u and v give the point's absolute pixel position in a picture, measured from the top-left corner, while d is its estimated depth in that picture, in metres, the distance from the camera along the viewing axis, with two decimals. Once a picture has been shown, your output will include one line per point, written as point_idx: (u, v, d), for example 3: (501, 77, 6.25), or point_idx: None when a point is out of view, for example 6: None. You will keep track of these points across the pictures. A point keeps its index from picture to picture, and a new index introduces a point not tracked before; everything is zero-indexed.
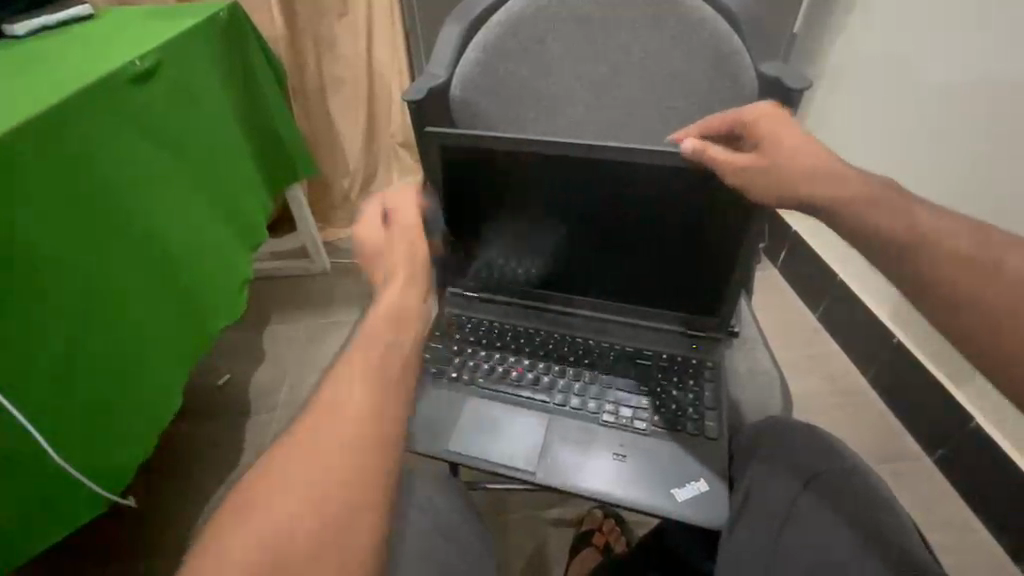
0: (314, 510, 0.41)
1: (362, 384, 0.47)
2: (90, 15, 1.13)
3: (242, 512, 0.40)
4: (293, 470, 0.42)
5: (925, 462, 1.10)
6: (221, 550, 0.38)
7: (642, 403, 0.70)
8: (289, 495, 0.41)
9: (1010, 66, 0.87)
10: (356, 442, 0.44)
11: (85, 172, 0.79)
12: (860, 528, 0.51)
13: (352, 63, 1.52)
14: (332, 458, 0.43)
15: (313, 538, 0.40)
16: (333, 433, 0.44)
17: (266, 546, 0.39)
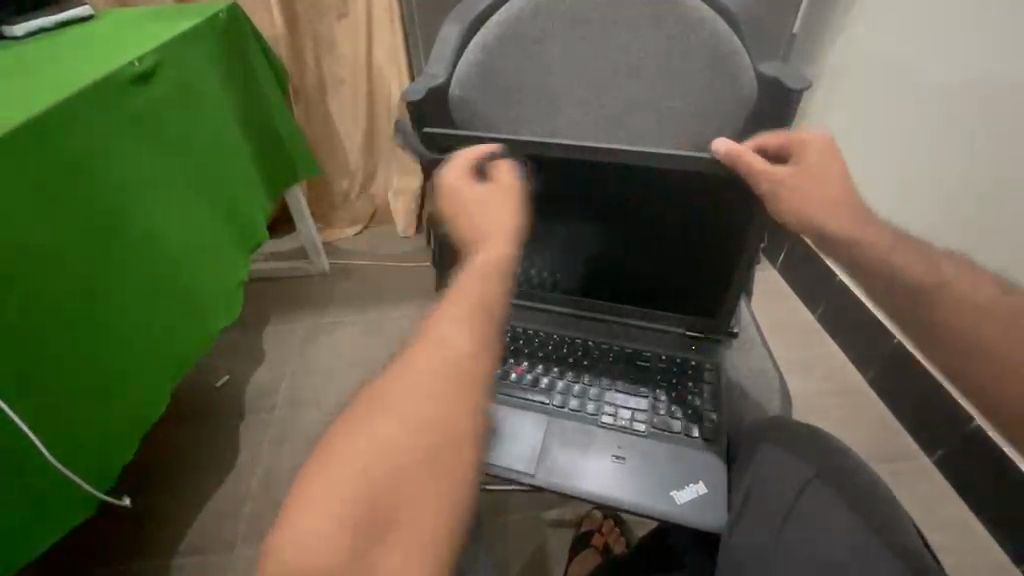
0: (417, 454, 0.38)
1: (460, 332, 0.45)
2: (90, 16, 1.14)
3: (340, 448, 0.37)
4: (390, 411, 0.40)
5: (924, 463, 1.10)
6: (322, 484, 0.35)
7: (639, 405, 0.70)
8: (389, 435, 0.38)
9: (1010, 66, 0.86)
10: (454, 388, 0.42)
11: (84, 172, 0.79)
12: (858, 530, 0.50)
13: (351, 63, 1.52)
14: (434, 403, 0.41)
15: (415, 482, 0.37)
16: (433, 379, 0.42)
17: (370, 485, 0.36)
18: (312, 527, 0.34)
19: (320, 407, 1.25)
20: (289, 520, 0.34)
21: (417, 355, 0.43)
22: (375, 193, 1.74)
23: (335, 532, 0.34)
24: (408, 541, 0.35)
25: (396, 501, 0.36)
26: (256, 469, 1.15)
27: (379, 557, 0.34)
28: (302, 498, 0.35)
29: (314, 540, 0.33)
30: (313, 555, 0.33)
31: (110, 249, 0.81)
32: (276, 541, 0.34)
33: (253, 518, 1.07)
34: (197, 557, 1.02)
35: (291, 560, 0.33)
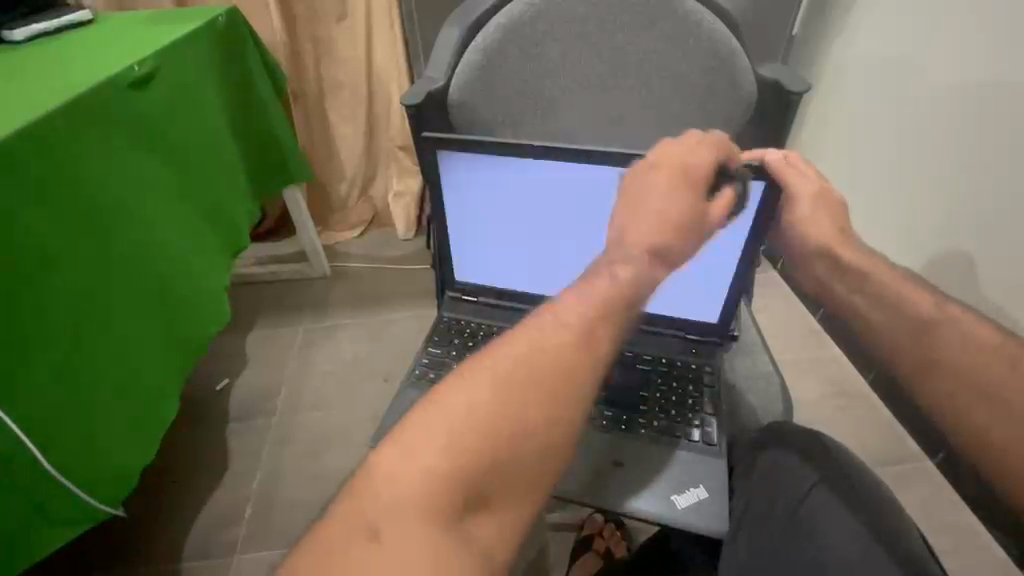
0: (540, 424, 0.32)
1: (614, 295, 0.36)
2: (90, 20, 1.14)
3: (457, 396, 0.32)
4: (520, 366, 0.33)
5: (927, 466, 1.10)
6: (433, 428, 0.31)
7: (640, 408, 0.70)
8: (513, 395, 0.32)
9: (1008, 68, 0.86)
10: (593, 356, 0.34)
11: (82, 176, 0.79)
12: (854, 528, 0.47)
13: (351, 66, 1.53)
14: (568, 370, 0.34)
15: (530, 452, 0.32)
16: (571, 340, 0.34)
17: (484, 442, 0.31)
18: (418, 472, 0.30)
19: (320, 410, 1.25)
20: (392, 458, 0.30)
21: (558, 309, 0.36)
22: (374, 196, 1.74)
23: (439, 483, 0.30)
24: (505, 511, 0.32)
25: (505, 468, 0.32)
26: (257, 472, 1.15)
27: (476, 522, 0.31)
28: (410, 437, 0.31)
29: (417, 486, 0.30)
30: (411, 499, 0.29)
31: (109, 252, 0.82)
32: (374, 474, 0.30)
33: (254, 523, 1.07)
34: (198, 561, 1.02)
35: (386, 501, 0.29)
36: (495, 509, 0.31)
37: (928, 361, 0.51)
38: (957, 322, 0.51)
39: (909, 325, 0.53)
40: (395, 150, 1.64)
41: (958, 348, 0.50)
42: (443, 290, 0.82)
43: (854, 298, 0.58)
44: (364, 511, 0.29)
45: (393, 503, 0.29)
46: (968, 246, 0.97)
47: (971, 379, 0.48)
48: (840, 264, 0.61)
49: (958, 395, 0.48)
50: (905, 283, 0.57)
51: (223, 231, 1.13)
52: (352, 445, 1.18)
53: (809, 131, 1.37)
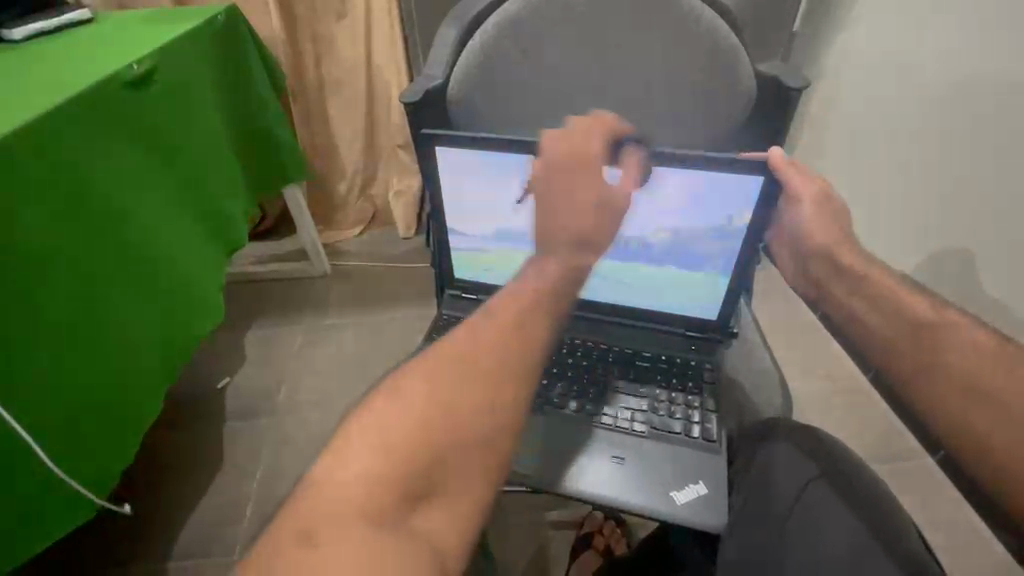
0: (474, 420, 0.33)
1: (532, 300, 0.39)
2: (90, 19, 1.14)
3: (391, 402, 0.33)
4: (448, 372, 0.35)
5: (927, 463, 1.09)
6: (368, 434, 0.32)
7: (640, 406, 0.70)
8: (444, 396, 0.34)
9: (1006, 65, 0.86)
10: (517, 356, 0.36)
11: (80, 174, 0.79)
12: (854, 531, 0.47)
13: (350, 65, 1.53)
14: (495, 369, 0.35)
15: (467, 447, 0.33)
16: (494, 343, 0.36)
17: (418, 439, 0.32)
18: (354, 476, 0.30)
19: (320, 409, 1.25)
20: (328, 466, 0.31)
21: (479, 316, 0.38)
22: (374, 195, 1.74)
23: (377, 485, 0.30)
24: (453, 506, 0.32)
25: (444, 465, 0.32)
26: (256, 471, 1.15)
27: (420, 519, 0.30)
28: (345, 445, 0.31)
29: (356, 490, 0.30)
30: (351, 502, 0.29)
31: (109, 252, 0.82)
32: (312, 484, 0.30)
33: (253, 522, 1.07)
34: (197, 560, 1.02)
35: (325, 507, 0.29)
36: (441, 505, 0.31)
37: (928, 364, 0.51)
38: (960, 326, 0.52)
39: (906, 326, 0.54)
40: (395, 149, 1.64)
41: (959, 353, 0.50)
42: (442, 288, 0.82)
43: (852, 300, 0.59)
44: (303, 518, 0.29)
45: (332, 507, 0.29)
46: (968, 242, 0.97)
47: (967, 380, 0.48)
48: (842, 268, 0.62)
49: (957, 397, 0.48)
50: (904, 288, 0.57)
51: (219, 230, 1.13)
52: None
53: (809, 129, 1.36)
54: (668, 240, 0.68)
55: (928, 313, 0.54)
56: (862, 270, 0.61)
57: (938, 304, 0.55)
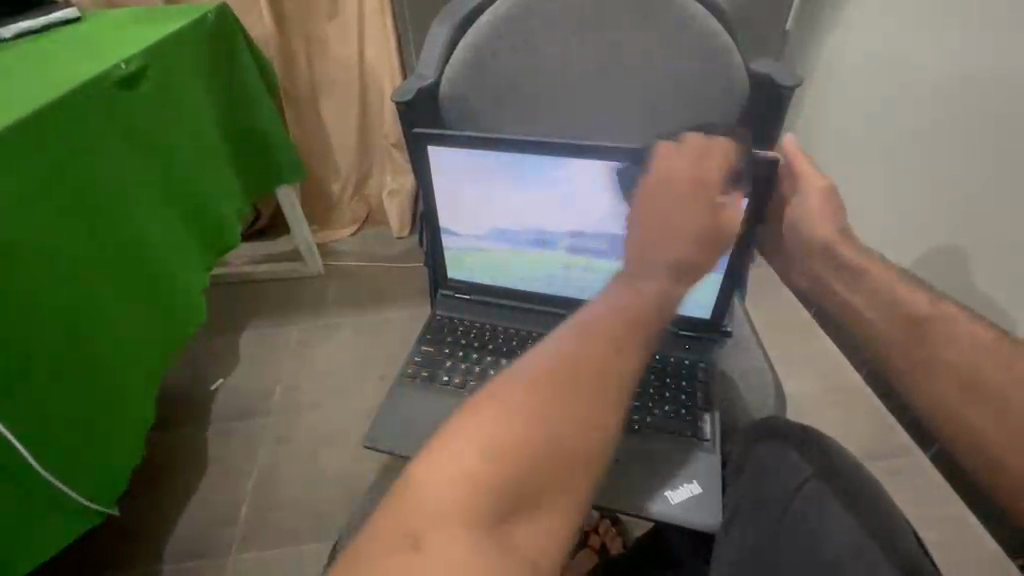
0: (576, 432, 0.31)
1: (634, 311, 0.36)
2: (78, 18, 1.13)
3: (493, 405, 0.31)
4: (552, 378, 0.32)
5: (921, 458, 1.10)
6: (473, 437, 0.29)
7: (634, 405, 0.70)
8: (547, 404, 0.31)
9: (998, 64, 0.87)
10: (622, 370, 0.33)
11: (69, 176, 0.79)
12: (843, 530, 0.46)
13: (343, 65, 1.52)
14: (600, 381, 0.33)
15: (568, 458, 0.31)
16: (602, 356, 0.34)
17: (521, 449, 0.30)
18: (456, 479, 0.28)
19: (314, 410, 1.25)
20: (428, 467, 0.29)
21: (582, 323, 0.36)
22: (368, 194, 1.73)
23: (480, 490, 0.28)
24: (550, 519, 0.29)
25: (545, 476, 0.30)
26: (250, 474, 1.14)
27: (518, 531, 0.28)
28: (448, 446, 0.29)
29: (459, 493, 0.28)
30: (454, 506, 0.28)
31: (101, 255, 0.82)
32: (411, 485, 0.29)
33: (247, 525, 1.06)
34: (192, 564, 1.02)
35: (425, 509, 0.28)
36: (540, 519, 0.29)
37: (926, 358, 0.51)
38: (954, 319, 0.52)
39: (901, 321, 0.54)
40: (388, 148, 1.63)
41: (955, 349, 0.50)
42: (437, 288, 0.82)
43: (856, 298, 0.58)
44: (403, 525, 0.27)
45: (433, 510, 0.28)
46: (959, 243, 0.98)
47: (970, 373, 0.48)
48: (843, 264, 0.61)
49: (956, 397, 0.47)
50: (904, 284, 0.57)
51: (213, 231, 1.13)
52: (346, 445, 1.17)
53: (802, 125, 1.37)
54: None
55: (925, 309, 0.54)
56: (861, 264, 0.60)
57: (936, 297, 0.55)
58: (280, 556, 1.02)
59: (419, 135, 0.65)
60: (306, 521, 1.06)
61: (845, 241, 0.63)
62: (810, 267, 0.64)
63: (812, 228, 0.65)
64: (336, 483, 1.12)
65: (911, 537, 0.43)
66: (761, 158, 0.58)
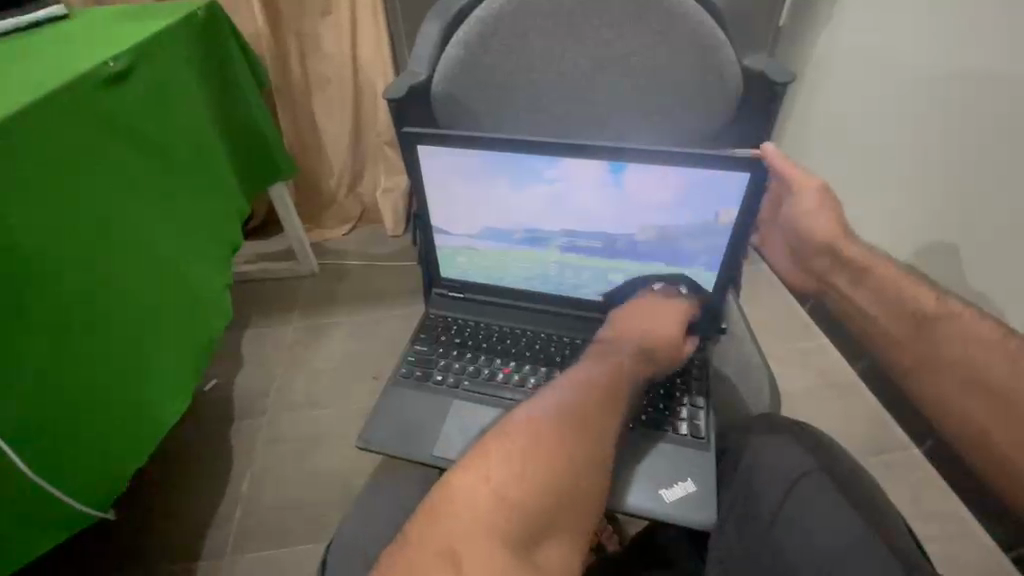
0: (576, 472, 0.39)
1: (605, 381, 0.47)
2: (64, 15, 1.11)
3: (508, 443, 0.39)
4: (555, 424, 0.41)
5: (916, 453, 1.10)
6: (497, 467, 0.38)
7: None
8: (555, 447, 0.40)
9: (993, 58, 0.86)
10: (602, 426, 0.43)
11: (58, 175, 0.78)
12: (844, 534, 0.47)
13: (336, 62, 1.51)
14: (590, 432, 0.42)
15: (577, 488, 0.39)
16: (588, 411, 0.44)
17: (536, 482, 0.37)
18: (492, 498, 0.36)
19: (310, 410, 1.24)
20: (460, 492, 0.37)
21: (567, 385, 0.46)
22: (362, 192, 1.73)
23: (506, 511, 0.36)
24: (562, 543, 0.37)
25: (555, 505, 0.38)
26: (246, 474, 1.14)
27: (538, 552, 0.35)
28: (484, 471, 0.37)
29: (488, 513, 0.36)
30: (486, 523, 0.35)
31: (94, 253, 0.81)
32: (445, 507, 0.36)
33: (243, 526, 1.06)
34: (188, 565, 1.01)
35: (461, 527, 0.35)
36: (556, 544, 0.37)
37: (931, 355, 0.53)
38: (957, 317, 0.53)
39: (910, 319, 0.55)
40: (382, 146, 1.62)
41: (960, 343, 0.51)
42: (430, 287, 0.81)
43: (857, 293, 0.60)
44: (447, 537, 0.35)
45: (473, 525, 0.35)
46: (952, 238, 0.98)
47: (975, 373, 0.50)
48: (840, 257, 0.62)
49: (957, 391, 0.50)
50: (908, 278, 0.58)
51: (222, 233, 1.14)
52: (343, 444, 1.17)
53: (796, 119, 1.37)
54: (657, 238, 0.67)
55: (925, 308, 0.55)
56: (860, 261, 0.61)
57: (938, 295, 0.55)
58: (278, 556, 1.01)
59: (410, 133, 0.64)
60: (303, 521, 1.06)
61: (847, 231, 0.63)
62: (812, 260, 0.66)
63: (808, 221, 0.65)
64: (333, 482, 1.11)
65: (915, 555, 0.43)
66: (752, 156, 0.58)
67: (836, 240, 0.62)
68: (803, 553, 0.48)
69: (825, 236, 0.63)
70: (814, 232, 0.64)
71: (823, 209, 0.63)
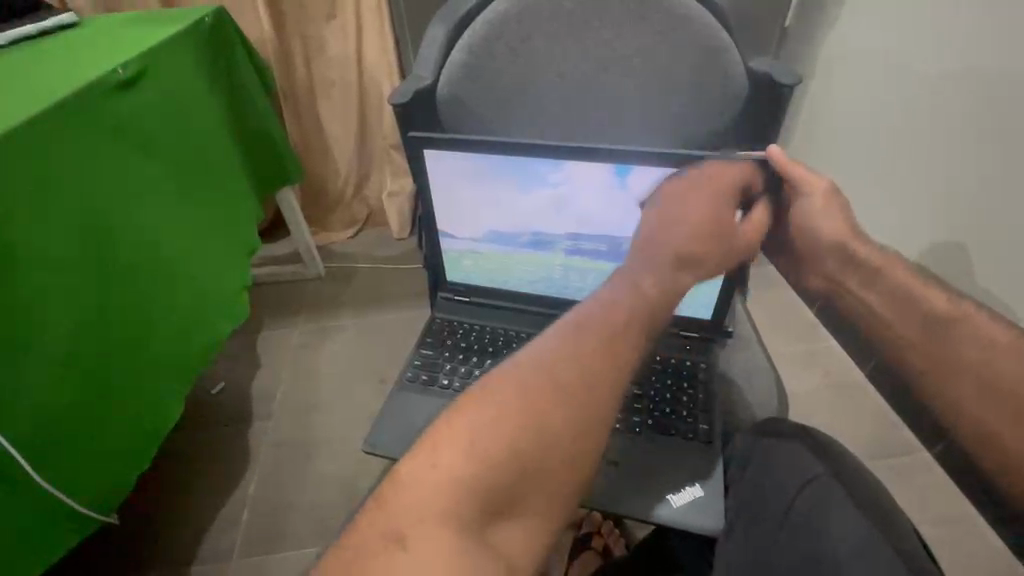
0: (553, 442, 0.34)
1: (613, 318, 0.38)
2: (77, 23, 1.13)
3: (473, 419, 0.34)
4: (532, 387, 0.35)
5: (925, 456, 1.09)
6: (452, 446, 0.33)
7: (636, 411, 0.69)
8: (527, 416, 0.34)
9: (998, 61, 0.86)
10: (596, 381, 0.36)
11: (69, 181, 0.79)
12: (845, 525, 0.47)
13: (342, 66, 1.52)
14: (578, 395, 0.35)
15: (549, 464, 0.33)
16: (581, 363, 0.36)
17: (496, 459, 0.33)
18: (442, 479, 0.32)
19: (315, 413, 1.24)
20: (412, 475, 0.32)
21: (562, 332, 0.38)
22: (368, 196, 1.73)
23: (459, 494, 0.32)
24: (527, 520, 0.33)
25: (518, 482, 0.33)
26: (252, 477, 1.14)
27: (494, 533, 0.32)
28: (437, 449, 0.33)
29: (441, 499, 0.31)
30: (437, 511, 0.31)
31: (100, 258, 0.81)
32: (395, 490, 0.32)
33: (249, 529, 1.06)
34: (194, 568, 1.02)
35: (409, 512, 0.31)
36: (518, 521, 0.33)
37: (944, 355, 0.53)
38: (970, 319, 0.53)
39: (922, 320, 0.55)
40: (388, 149, 1.62)
41: (974, 345, 0.52)
42: (436, 291, 0.81)
43: (869, 295, 0.60)
44: (392, 521, 0.31)
45: (421, 508, 0.31)
46: (959, 241, 0.98)
47: (987, 378, 0.50)
48: (852, 258, 0.62)
49: (971, 393, 0.50)
50: (917, 278, 0.58)
51: (234, 236, 1.14)
52: (348, 447, 1.17)
53: (802, 120, 1.36)
54: None
55: (939, 309, 0.55)
56: (872, 261, 0.61)
57: (950, 298, 0.56)
58: (284, 559, 1.01)
59: (413, 138, 0.65)
60: (309, 524, 1.06)
61: (855, 231, 0.63)
62: (821, 262, 0.65)
63: (818, 221, 0.64)
64: (339, 486, 1.11)
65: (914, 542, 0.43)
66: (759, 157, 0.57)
67: (847, 239, 0.62)
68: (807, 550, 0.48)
69: (834, 236, 0.63)
70: (824, 231, 0.64)
71: (830, 209, 0.64)
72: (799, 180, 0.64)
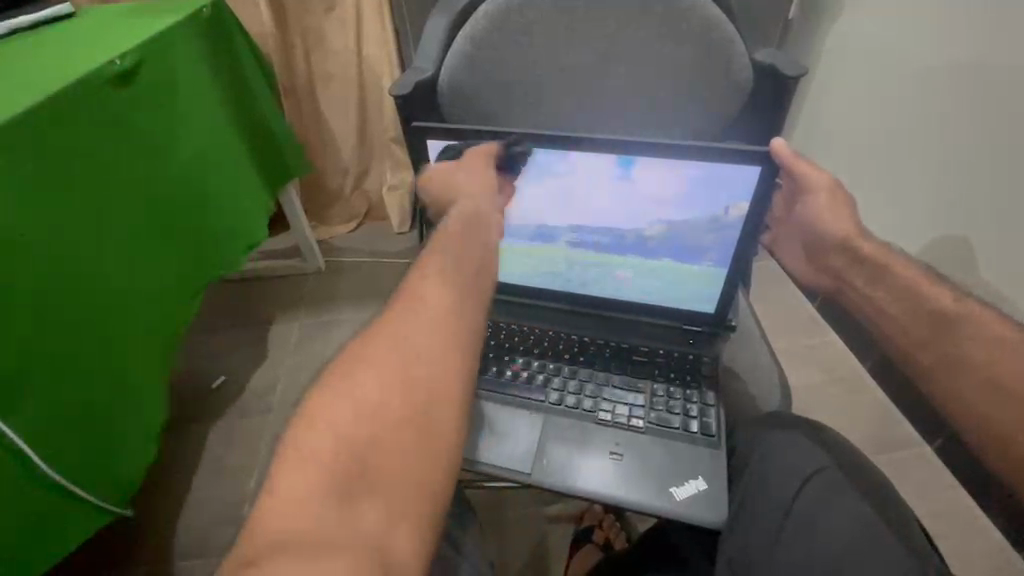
0: (397, 417, 0.38)
1: (441, 296, 0.45)
2: (68, 14, 1.11)
3: (319, 414, 0.38)
4: (366, 378, 0.40)
5: (924, 451, 1.10)
6: (304, 456, 0.36)
7: (507, 371, 0.72)
8: (366, 400, 0.39)
9: (1008, 56, 0.85)
10: (418, 345, 0.42)
11: (66, 175, 0.78)
12: (852, 534, 0.49)
13: (342, 60, 1.50)
14: (411, 369, 0.40)
15: (398, 438, 0.38)
16: (405, 345, 0.42)
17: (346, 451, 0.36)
18: (298, 491, 0.35)
19: None
20: (275, 485, 0.35)
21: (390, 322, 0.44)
22: (368, 190, 1.72)
23: (316, 496, 0.34)
24: (384, 500, 0.35)
25: (371, 466, 0.36)
26: (253, 470, 1.14)
27: (356, 514, 0.34)
28: (292, 462, 0.36)
29: (297, 501, 0.34)
30: (296, 512, 0.34)
31: (102, 251, 0.82)
32: (263, 503, 0.35)
33: None
34: (192, 561, 1.02)
35: (271, 529, 0.33)
36: (377, 503, 0.35)
37: (949, 353, 0.53)
38: (977, 318, 0.53)
39: (928, 319, 0.55)
40: (388, 143, 1.61)
41: (979, 346, 0.51)
42: None
43: (876, 292, 0.60)
44: (258, 539, 0.33)
45: (282, 519, 0.34)
46: (960, 241, 0.98)
47: (990, 374, 0.50)
48: (858, 257, 0.62)
49: (977, 394, 0.50)
50: (922, 274, 0.58)
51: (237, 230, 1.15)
52: None
53: (805, 112, 1.35)
54: (666, 235, 0.66)
55: (946, 308, 0.55)
56: (876, 258, 0.61)
57: (955, 294, 0.56)
58: None
59: (417, 128, 0.64)
60: None
61: (862, 231, 0.63)
62: (827, 258, 0.65)
63: (822, 220, 0.65)
64: None
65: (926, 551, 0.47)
66: (764, 150, 0.56)
67: (853, 240, 0.63)
68: (813, 549, 0.50)
69: (842, 235, 0.63)
70: (830, 229, 0.64)
71: (838, 210, 0.64)
72: (808, 176, 0.64)
